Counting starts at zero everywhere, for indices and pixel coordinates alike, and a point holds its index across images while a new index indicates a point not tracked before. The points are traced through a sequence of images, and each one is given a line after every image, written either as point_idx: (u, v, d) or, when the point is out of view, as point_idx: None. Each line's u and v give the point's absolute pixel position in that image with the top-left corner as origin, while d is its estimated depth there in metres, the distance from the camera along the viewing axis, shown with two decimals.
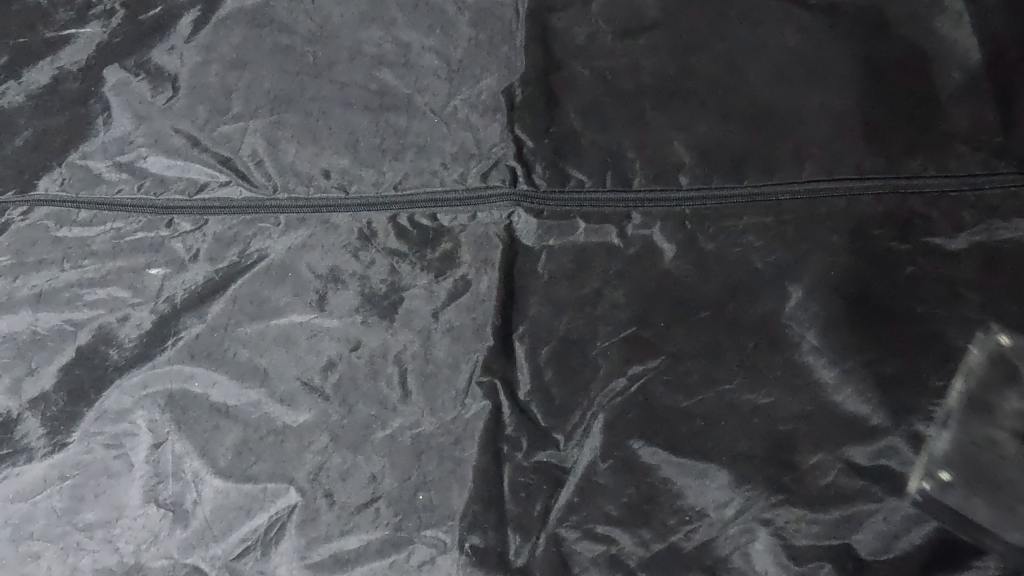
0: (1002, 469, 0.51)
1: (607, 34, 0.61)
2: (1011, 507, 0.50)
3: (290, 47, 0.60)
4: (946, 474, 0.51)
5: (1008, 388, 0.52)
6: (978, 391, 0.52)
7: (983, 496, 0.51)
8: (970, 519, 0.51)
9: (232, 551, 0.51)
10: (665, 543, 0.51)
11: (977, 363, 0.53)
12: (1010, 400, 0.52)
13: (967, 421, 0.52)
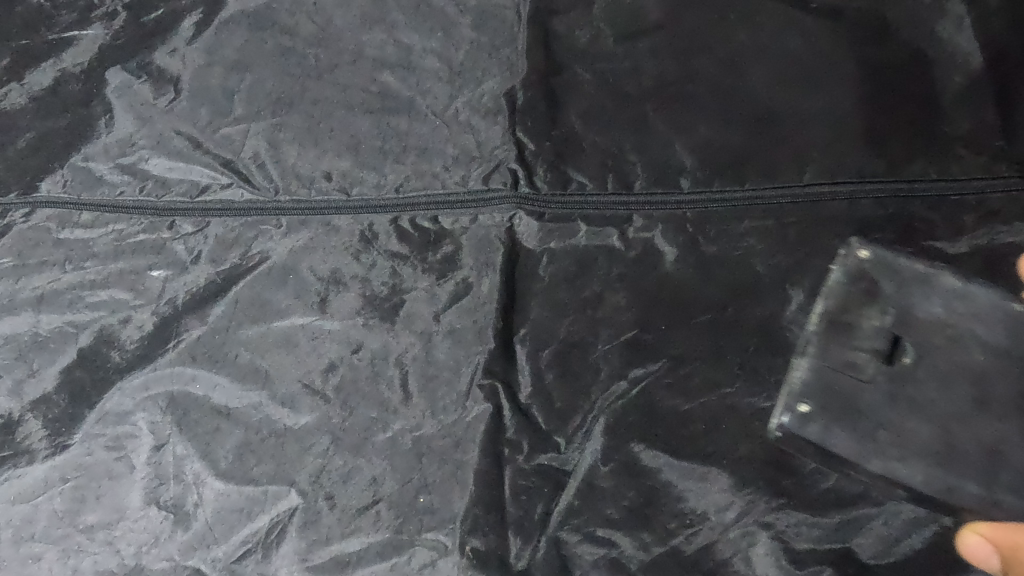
0: (863, 396, 0.49)
1: (609, 36, 0.62)
2: (874, 434, 0.48)
3: (291, 49, 0.61)
4: (805, 402, 0.50)
5: (863, 312, 0.50)
6: (825, 314, 0.51)
7: (842, 425, 0.49)
8: (833, 450, 0.49)
9: (233, 553, 0.50)
10: (666, 546, 0.50)
11: (840, 287, 0.51)
12: (867, 324, 0.50)
13: (819, 347, 0.50)
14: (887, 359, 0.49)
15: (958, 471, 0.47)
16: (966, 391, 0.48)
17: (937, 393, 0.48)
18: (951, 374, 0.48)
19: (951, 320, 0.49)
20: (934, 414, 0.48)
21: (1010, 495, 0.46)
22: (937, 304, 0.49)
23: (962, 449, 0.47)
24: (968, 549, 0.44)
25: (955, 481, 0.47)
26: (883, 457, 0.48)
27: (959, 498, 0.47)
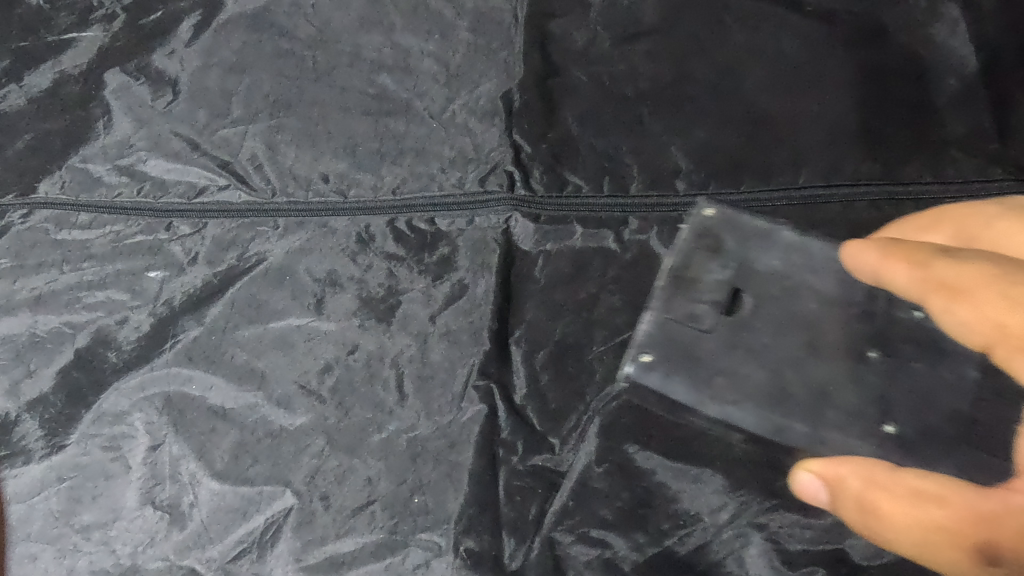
0: (702, 345, 0.51)
1: (606, 40, 0.65)
2: (710, 380, 0.50)
3: (289, 51, 0.63)
4: (647, 352, 0.52)
5: (705, 266, 0.54)
6: (671, 271, 0.55)
7: (681, 373, 0.51)
8: (672, 397, 0.51)
9: (228, 553, 0.49)
10: (659, 547, 0.49)
11: (686, 245, 0.55)
12: (710, 277, 0.54)
13: (661, 299, 0.54)
14: (725, 310, 0.52)
15: (789, 412, 0.49)
16: (796, 338, 0.51)
17: (771, 339, 0.51)
18: (783, 322, 0.52)
19: (787, 271, 0.53)
20: (767, 360, 0.50)
21: (836, 434, 0.48)
22: (775, 259, 0.54)
23: (794, 392, 0.49)
24: (800, 485, 0.47)
25: (785, 422, 0.49)
26: (716, 401, 0.50)
27: (789, 437, 0.49)
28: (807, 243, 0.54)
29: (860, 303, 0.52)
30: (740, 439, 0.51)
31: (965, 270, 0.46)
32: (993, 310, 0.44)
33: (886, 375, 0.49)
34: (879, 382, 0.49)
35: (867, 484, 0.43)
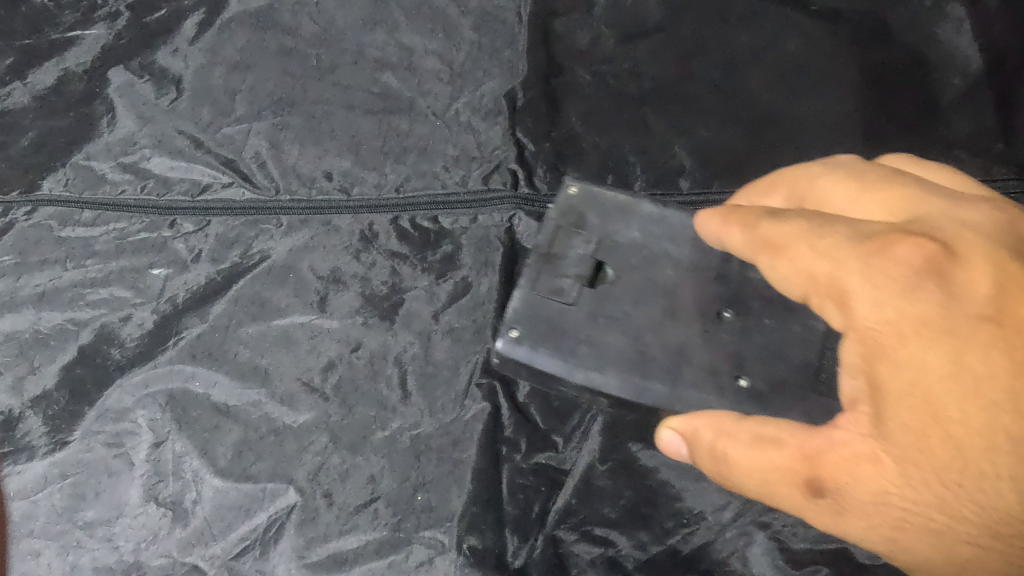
0: (570, 316, 0.50)
1: (609, 39, 0.66)
2: (573, 349, 0.49)
3: (293, 50, 0.64)
4: (517, 327, 0.50)
5: (571, 243, 0.53)
6: (547, 246, 0.53)
7: (549, 345, 0.49)
8: (542, 369, 0.49)
9: (231, 550, 0.48)
10: (664, 546, 0.48)
11: (551, 223, 0.54)
12: (573, 252, 0.52)
13: (534, 275, 0.52)
14: (589, 282, 0.51)
15: (648, 375, 0.48)
16: (655, 302, 0.51)
17: (632, 307, 0.50)
18: (644, 291, 0.51)
19: (647, 244, 0.53)
20: (627, 326, 0.50)
21: (693, 392, 0.48)
22: (634, 230, 0.53)
23: (650, 354, 0.49)
24: (663, 441, 0.44)
25: (643, 385, 0.48)
26: (582, 369, 0.49)
27: (667, 405, 0.48)
28: (666, 215, 0.54)
29: (713, 269, 0.52)
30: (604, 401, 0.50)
31: (784, 226, 0.42)
32: (827, 258, 0.40)
33: (736, 334, 0.49)
34: (730, 339, 0.49)
35: (716, 436, 0.42)
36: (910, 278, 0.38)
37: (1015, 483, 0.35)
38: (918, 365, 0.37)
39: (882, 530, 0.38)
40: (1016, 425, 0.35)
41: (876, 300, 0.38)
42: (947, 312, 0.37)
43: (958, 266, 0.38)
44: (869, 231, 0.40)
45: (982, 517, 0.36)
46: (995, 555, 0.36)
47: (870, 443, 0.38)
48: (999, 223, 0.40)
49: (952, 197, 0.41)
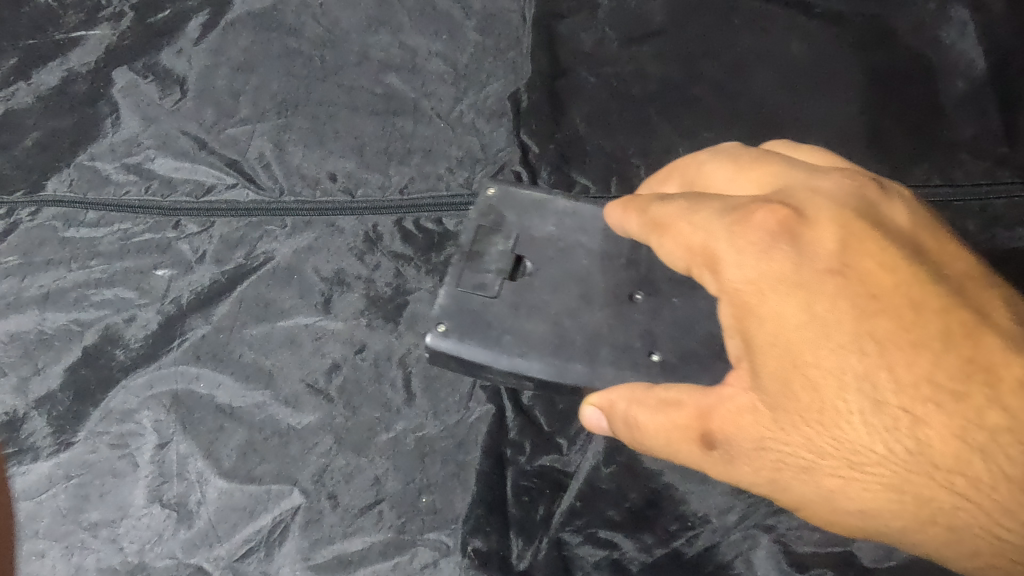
0: (493, 308, 0.52)
1: (614, 42, 0.67)
2: (498, 339, 0.50)
3: (297, 51, 0.65)
4: (444, 322, 0.51)
5: (492, 238, 0.54)
6: (469, 243, 0.54)
7: (474, 337, 0.51)
8: (470, 359, 0.50)
9: (236, 552, 0.48)
10: (668, 549, 0.48)
11: (472, 223, 0.55)
12: (493, 250, 0.53)
13: (457, 272, 0.53)
14: (510, 275, 0.53)
15: (568, 357, 0.50)
16: (571, 289, 0.52)
17: (551, 295, 0.52)
18: (563, 279, 0.53)
19: (562, 236, 0.55)
20: (547, 313, 0.51)
21: (610, 371, 0.49)
22: (550, 225, 0.55)
23: (569, 338, 0.51)
24: (585, 418, 0.47)
25: (563, 368, 0.50)
26: (508, 356, 0.50)
27: (586, 385, 0.49)
28: (578, 208, 0.55)
29: (624, 256, 0.53)
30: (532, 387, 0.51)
31: (668, 205, 0.46)
32: (701, 232, 0.43)
33: (648, 314, 0.51)
34: (642, 319, 0.51)
35: (626, 404, 0.44)
36: (764, 243, 0.40)
37: (866, 415, 0.37)
38: (779, 319, 0.39)
39: (766, 472, 0.40)
40: (861, 361, 0.37)
41: (740, 263, 0.41)
42: (801, 270, 0.39)
43: (809, 227, 0.40)
44: (737, 205, 0.42)
45: (844, 450, 0.37)
46: (858, 483, 0.37)
47: (747, 394, 0.40)
48: (847, 189, 0.42)
49: (808, 170, 0.44)
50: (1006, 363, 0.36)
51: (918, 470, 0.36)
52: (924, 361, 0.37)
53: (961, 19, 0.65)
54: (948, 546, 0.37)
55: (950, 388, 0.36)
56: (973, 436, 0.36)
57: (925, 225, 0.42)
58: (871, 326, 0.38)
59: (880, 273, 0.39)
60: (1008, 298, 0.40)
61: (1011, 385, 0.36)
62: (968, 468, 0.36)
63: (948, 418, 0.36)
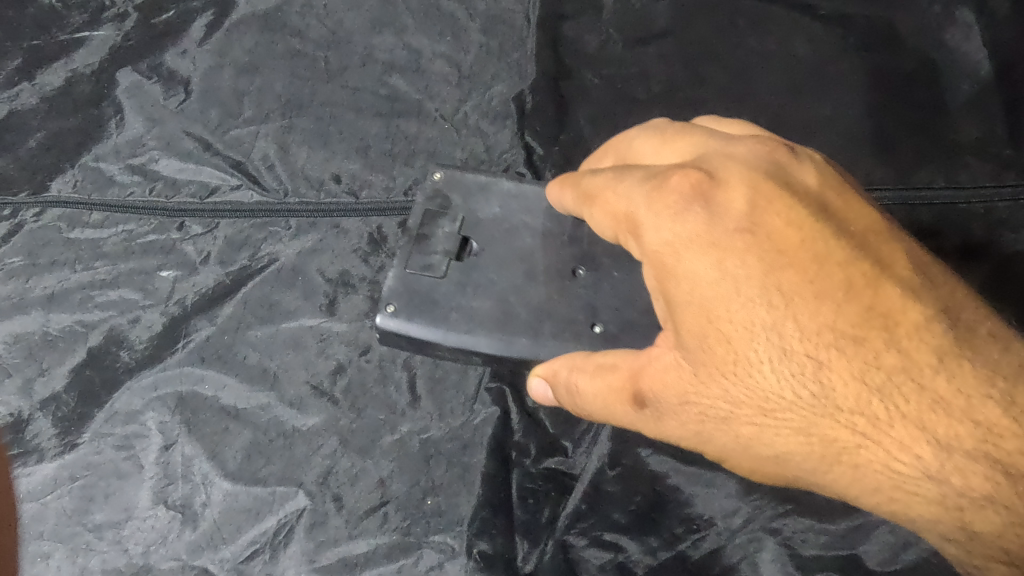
0: (441, 288, 0.52)
1: (618, 43, 0.68)
2: (445, 317, 0.51)
3: (301, 52, 0.65)
4: (392, 303, 0.52)
5: (438, 220, 0.54)
6: (416, 226, 0.54)
7: (423, 317, 0.51)
8: (420, 337, 0.51)
9: (241, 554, 0.48)
10: (673, 552, 0.48)
11: (420, 207, 0.55)
12: (440, 231, 0.54)
13: (405, 254, 0.53)
14: (457, 256, 0.53)
15: (514, 332, 0.51)
16: (516, 267, 0.53)
17: (497, 274, 0.53)
18: (508, 258, 0.53)
19: (507, 216, 0.55)
20: (493, 291, 0.52)
21: (554, 344, 0.50)
22: (495, 206, 0.55)
23: (514, 313, 0.51)
24: (532, 390, 0.48)
25: (508, 343, 0.50)
26: (455, 333, 0.51)
27: (532, 358, 0.50)
28: (523, 188, 0.56)
29: (568, 233, 0.54)
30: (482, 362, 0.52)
31: (599, 177, 0.46)
32: (625, 200, 0.42)
33: (590, 288, 0.52)
34: (585, 293, 0.52)
35: (567, 372, 0.45)
36: (679, 206, 0.39)
37: (775, 362, 0.37)
38: (693, 277, 0.38)
39: (691, 425, 0.40)
40: (768, 313, 0.37)
41: (658, 227, 0.40)
42: (712, 230, 0.39)
43: (722, 189, 0.39)
44: (656, 172, 0.42)
45: (757, 399, 0.38)
46: (772, 430, 0.38)
47: (671, 354, 0.40)
48: (759, 153, 0.42)
49: (725, 136, 0.43)
50: (904, 309, 0.37)
51: (825, 414, 0.37)
52: (827, 311, 0.37)
53: (966, 21, 0.65)
54: (859, 487, 0.37)
55: (851, 334, 0.36)
56: (874, 379, 0.36)
57: (835, 182, 0.41)
58: (778, 279, 0.37)
59: (787, 229, 0.38)
60: (911, 248, 0.40)
61: (908, 330, 0.36)
62: (869, 409, 0.36)
63: (850, 363, 0.36)
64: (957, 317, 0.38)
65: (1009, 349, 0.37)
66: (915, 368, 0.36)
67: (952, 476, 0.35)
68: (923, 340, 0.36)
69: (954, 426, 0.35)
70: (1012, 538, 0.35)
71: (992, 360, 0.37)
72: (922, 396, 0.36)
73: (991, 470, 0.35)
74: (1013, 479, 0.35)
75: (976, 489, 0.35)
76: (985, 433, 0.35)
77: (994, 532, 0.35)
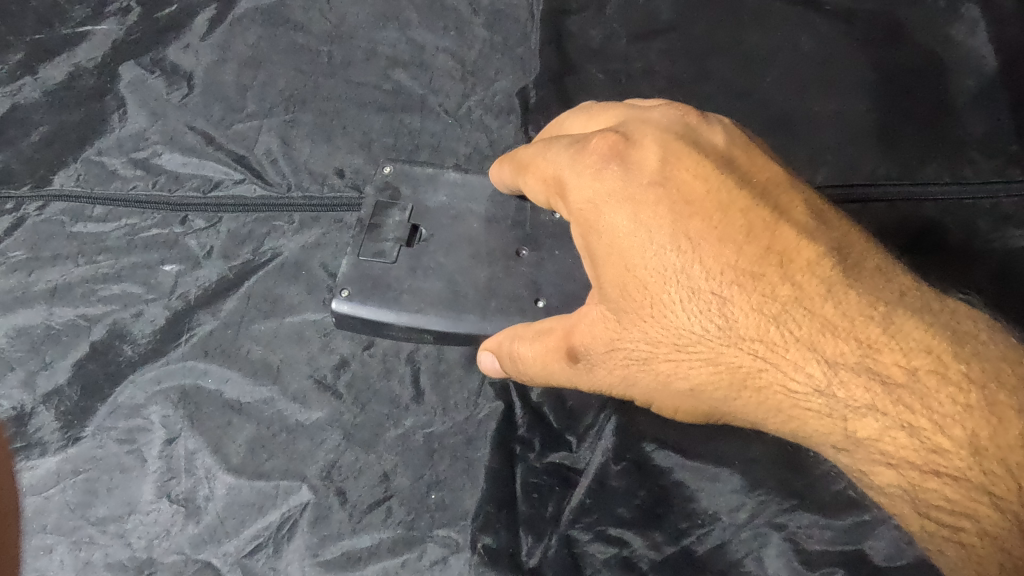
0: (392, 273, 0.53)
1: (622, 38, 0.68)
2: (396, 299, 0.52)
3: (304, 47, 0.65)
4: (347, 288, 0.52)
5: (388, 211, 0.55)
6: (368, 216, 0.55)
7: (376, 299, 0.52)
8: (373, 319, 0.52)
9: (244, 548, 0.47)
10: (678, 547, 0.46)
11: (371, 198, 0.56)
12: (390, 221, 0.54)
13: (358, 242, 0.54)
14: (408, 243, 0.54)
15: (462, 309, 0.51)
16: (462, 250, 0.54)
17: (445, 257, 0.54)
18: (455, 243, 0.54)
19: (454, 204, 0.56)
20: (441, 273, 0.53)
21: (499, 319, 0.51)
22: (441, 196, 0.56)
23: (461, 292, 0.52)
24: (482, 364, 0.48)
25: (454, 321, 0.51)
26: (407, 314, 0.52)
27: (479, 333, 0.51)
28: (468, 178, 0.57)
29: (510, 218, 0.55)
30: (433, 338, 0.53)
31: (532, 147, 0.48)
32: (553, 166, 0.45)
33: (531, 266, 0.53)
34: (526, 271, 0.53)
35: (509, 341, 0.46)
36: (596, 166, 0.42)
37: (685, 301, 0.38)
38: (612, 230, 0.41)
39: (618, 370, 0.41)
40: (677, 257, 0.39)
41: (580, 186, 0.42)
42: (628, 185, 0.41)
43: (636, 149, 0.42)
44: (580, 138, 0.45)
45: (671, 337, 0.39)
46: (686, 364, 0.39)
47: (597, 307, 0.42)
48: (673, 118, 0.44)
49: (642, 108, 0.46)
50: (799, 246, 0.38)
51: (729, 343, 0.38)
52: (729, 251, 0.38)
53: (972, 15, 0.65)
54: (766, 411, 0.38)
55: (749, 270, 0.38)
56: (770, 308, 0.37)
57: (741, 143, 0.43)
58: (685, 226, 0.39)
59: (695, 182, 0.40)
60: (808, 195, 0.41)
61: (801, 265, 0.37)
62: (767, 337, 0.37)
63: (749, 296, 0.37)
64: (847, 252, 0.39)
65: (895, 279, 0.38)
66: (805, 296, 0.37)
67: (840, 390, 0.36)
68: (815, 272, 0.37)
69: (840, 345, 0.36)
70: (892, 443, 0.35)
71: (878, 287, 0.37)
72: (812, 320, 0.36)
73: (872, 381, 0.35)
74: (891, 388, 0.35)
75: (859, 400, 0.35)
76: (867, 349, 0.35)
77: (877, 439, 0.35)
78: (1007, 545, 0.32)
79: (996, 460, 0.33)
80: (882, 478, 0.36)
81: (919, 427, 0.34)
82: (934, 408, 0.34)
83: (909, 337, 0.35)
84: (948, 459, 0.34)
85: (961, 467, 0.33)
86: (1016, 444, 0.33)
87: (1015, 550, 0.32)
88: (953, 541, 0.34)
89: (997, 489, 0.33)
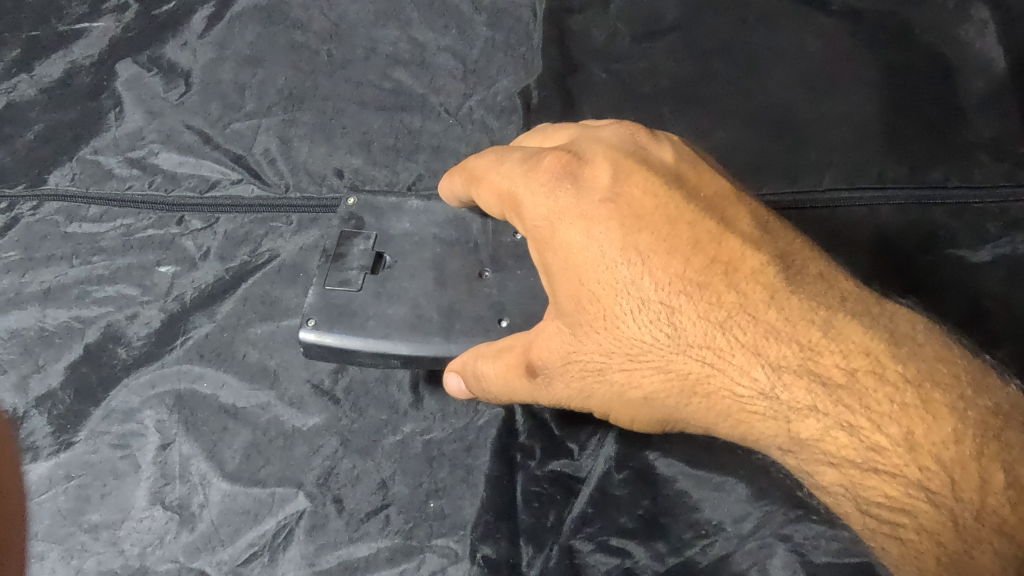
0: (358, 300, 0.50)
1: (625, 37, 0.67)
2: (361, 325, 0.49)
3: (303, 44, 0.65)
4: (312, 317, 0.50)
5: (352, 239, 0.53)
6: (332, 245, 0.53)
7: (341, 326, 0.49)
8: (339, 346, 0.49)
9: (239, 556, 0.46)
10: (680, 558, 0.45)
11: (335, 229, 0.54)
12: (355, 249, 0.52)
13: (322, 272, 0.52)
14: (372, 270, 0.52)
15: (426, 332, 0.49)
16: (455, 266, 0.52)
17: (409, 283, 0.51)
18: (421, 267, 0.52)
19: (438, 225, 0.54)
20: (408, 297, 0.51)
21: (465, 340, 0.49)
22: (405, 221, 0.54)
23: (428, 315, 0.50)
24: (446, 386, 0.46)
25: (421, 343, 0.49)
26: (371, 339, 0.49)
27: (445, 356, 0.48)
28: (433, 204, 0.55)
29: (495, 234, 0.53)
30: (401, 366, 0.49)
31: (481, 157, 0.46)
32: (507, 180, 0.43)
33: (495, 288, 0.51)
34: (491, 293, 0.51)
35: (472, 360, 0.44)
36: (550, 183, 0.41)
37: (635, 312, 0.38)
38: (567, 245, 0.40)
39: (574, 383, 0.40)
40: (627, 270, 0.38)
41: (535, 202, 0.41)
42: (580, 202, 0.40)
43: (588, 167, 0.41)
44: (534, 153, 0.43)
45: (623, 347, 0.38)
46: (638, 373, 0.38)
47: (551, 322, 0.41)
48: (623, 136, 0.43)
49: (593, 126, 0.45)
50: (744, 255, 0.37)
51: (678, 352, 0.37)
52: (676, 262, 0.38)
53: (981, 16, 0.64)
54: (715, 417, 0.37)
55: (696, 280, 0.37)
56: (717, 315, 0.36)
57: (689, 156, 0.43)
58: (635, 239, 0.38)
59: (644, 196, 0.39)
60: (754, 205, 0.41)
61: (746, 274, 0.37)
62: (714, 343, 0.36)
63: (697, 305, 0.37)
64: (791, 260, 0.38)
65: (838, 284, 0.37)
66: (749, 304, 0.36)
67: (783, 394, 0.35)
68: (759, 280, 0.37)
69: (783, 348, 0.35)
70: (833, 442, 0.34)
71: (820, 292, 0.37)
72: (756, 326, 0.36)
73: (813, 384, 0.34)
74: (832, 389, 0.34)
75: (801, 401, 0.34)
76: (809, 352, 0.35)
77: (819, 438, 0.34)
78: (943, 540, 0.32)
79: (931, 457, 0.32)
80: (826, 478, 0.35)
81: (859, 426, 0.33)
82: (873, 408, 0.33)
83: (849, 339, 0.35)
84: (886, 456, 0.33)
85: (898, 464, 0.33)
86: (950, 439, 0.32)
87: (950, 544, 0.31)
88: (894, 538, 0.33)
89: (932, 484, 0.32)
